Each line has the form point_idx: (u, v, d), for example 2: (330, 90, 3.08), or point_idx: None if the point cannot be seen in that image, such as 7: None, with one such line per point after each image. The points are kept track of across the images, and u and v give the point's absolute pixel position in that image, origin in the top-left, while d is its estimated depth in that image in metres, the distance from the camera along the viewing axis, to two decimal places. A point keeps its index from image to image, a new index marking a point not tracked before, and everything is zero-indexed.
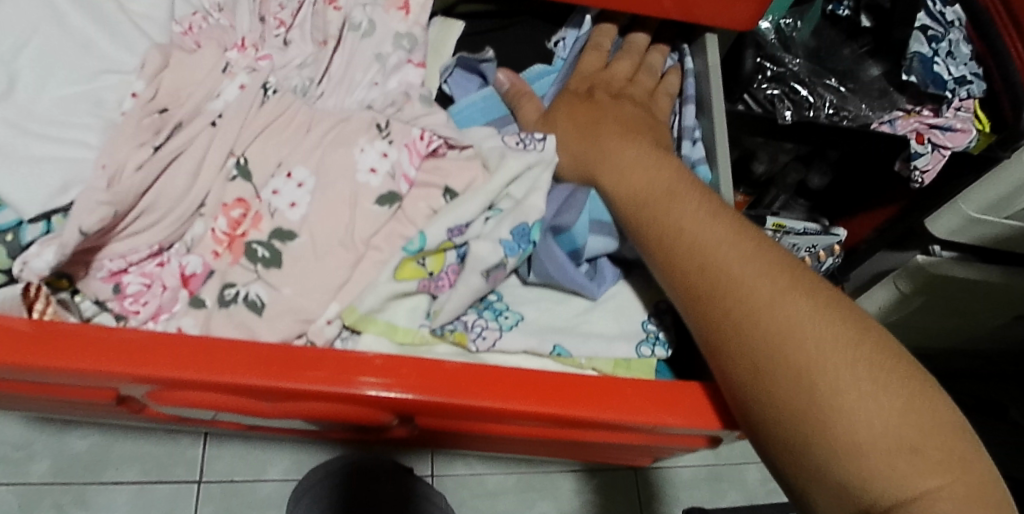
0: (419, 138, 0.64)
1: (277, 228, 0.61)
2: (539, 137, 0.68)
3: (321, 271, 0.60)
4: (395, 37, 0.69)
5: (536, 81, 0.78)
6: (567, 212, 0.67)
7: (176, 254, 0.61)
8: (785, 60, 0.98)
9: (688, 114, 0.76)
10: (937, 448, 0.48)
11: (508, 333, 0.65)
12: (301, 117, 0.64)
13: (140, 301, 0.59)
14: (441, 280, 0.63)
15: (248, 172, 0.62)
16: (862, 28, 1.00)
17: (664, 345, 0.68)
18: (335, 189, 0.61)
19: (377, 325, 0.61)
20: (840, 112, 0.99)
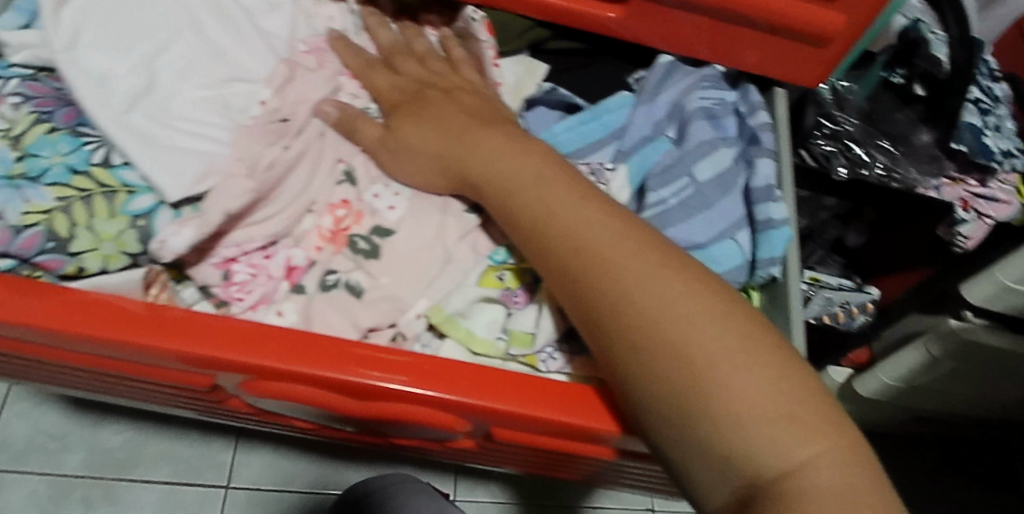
0: None
1: (378, 225, 0.69)
2: (608, 166, 0.75)
3: (413, 263, 0.68)
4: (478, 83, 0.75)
5: (620, 108, 0.78)
6: None
7: (283, 247, 0.68)
8: (840, 119, 1.01)
9: (765, 168, 0.74)
10: (813, 417, 0.52)
11: (581, 356, 0.67)
12: None
13: (244, 290, 0.66)
14: (518, 295, 0.69)
15: (353, 177, 0.70)
16: (915, 96, 1.03)
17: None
18: (429, 196, 0.70)
19: (456, 330, 0.67)
20: (890, 173, 1.00)
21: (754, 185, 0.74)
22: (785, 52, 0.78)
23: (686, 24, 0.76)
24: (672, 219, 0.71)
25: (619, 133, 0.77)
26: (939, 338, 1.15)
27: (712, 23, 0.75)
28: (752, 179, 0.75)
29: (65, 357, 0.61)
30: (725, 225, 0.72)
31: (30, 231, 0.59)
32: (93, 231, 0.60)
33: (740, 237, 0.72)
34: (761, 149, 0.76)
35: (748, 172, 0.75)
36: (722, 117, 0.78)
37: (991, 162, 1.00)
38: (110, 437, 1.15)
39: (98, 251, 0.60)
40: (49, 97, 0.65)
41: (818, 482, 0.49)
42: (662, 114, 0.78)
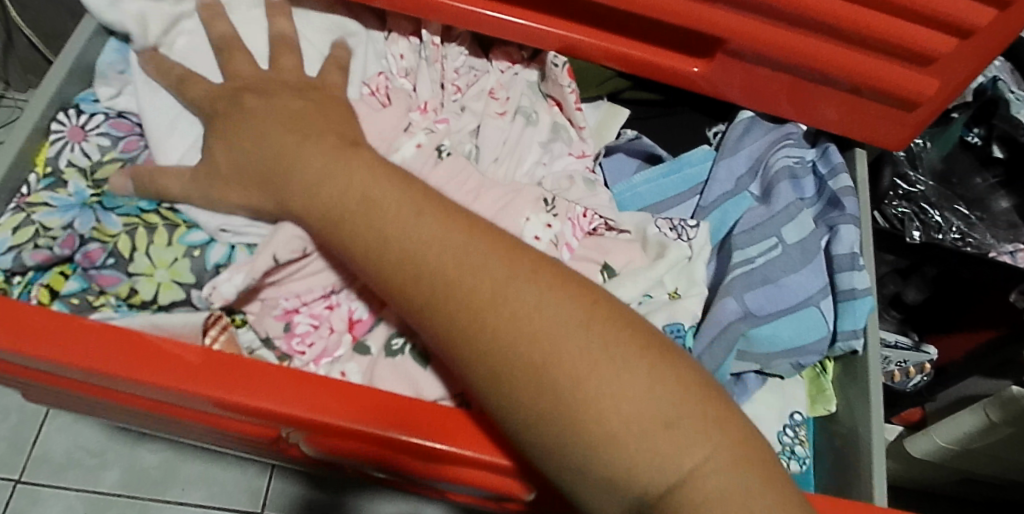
0: (582, 215, 0.67)
1: None
2: (691, 225, 0.70)
3: None
4: (555, 127, 0.73)
5: (697, 165, 0.76)
6: (716, 352, 0.64)
7: (346, 298, 0.64)
8: (915, 179, 0.97)
9: (845, 242, 0.72)
10: (692, 415, 0.49)
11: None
12: (474, 180, 0.66)
13: (306, 341, 0.63)
14: None
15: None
16: (995, 158, 0.98)
17: (798, 460, 0.70)
18: None
19: None
20: (965, 237, 0.98)
21: (839, 260, 0.71)
22: (869, 112, 0.75)
23: (768, 81, 0.73)
24: (753, 284, 0.67)
25: (699, 188, 0.75)
26: (1003, 404, 1.09)
27: (791, 79, 0.73)
28: (834, 244, 0.73)
29: (125, 399, 0.60)
30: (806, 294, 0.68)
31: (95, 247, 0.61)
32: (150, 258, 0.61)
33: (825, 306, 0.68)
34: (845, 214, 0.73)
35: (830, 238, 0.73)
36: (802, 177, 0.78)
37: None
38: (146, 456, 1.14)
39: (153, 278, 0.61)
40: (131, 137, 0.67)
41: (704, 491, 0.48)
42: (745, 170, 0.75)
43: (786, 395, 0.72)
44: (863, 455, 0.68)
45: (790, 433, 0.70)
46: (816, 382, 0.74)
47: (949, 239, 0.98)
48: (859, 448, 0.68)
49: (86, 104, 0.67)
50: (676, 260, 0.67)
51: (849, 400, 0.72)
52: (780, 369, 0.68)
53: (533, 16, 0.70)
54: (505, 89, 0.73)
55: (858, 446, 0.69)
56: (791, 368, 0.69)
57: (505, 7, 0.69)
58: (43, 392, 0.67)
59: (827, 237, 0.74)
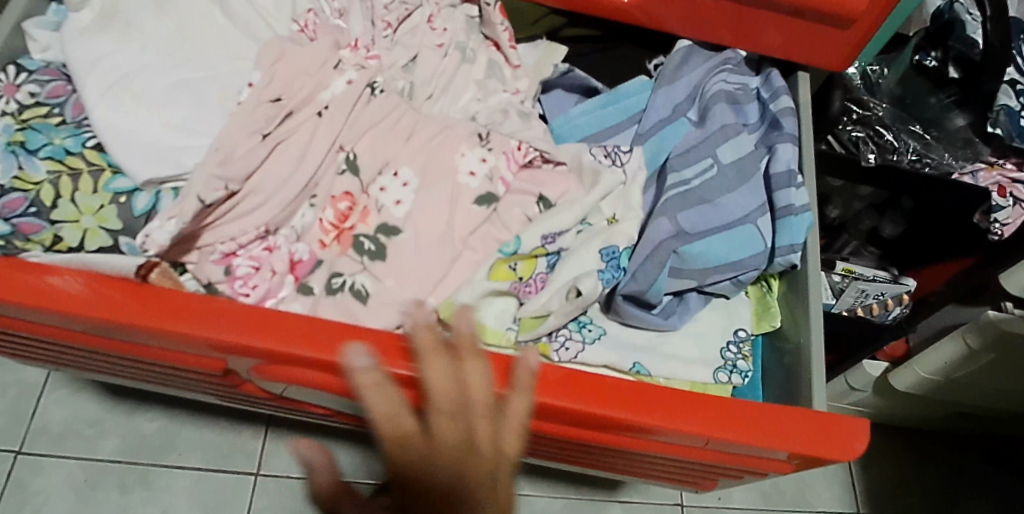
0: (517, 148, 0.69)
1: (383, 223, 0.65)
2: (625, 150, 0.72)
3: (420, 265, 0.64)
4: (491, 65, 0.73)
5: (634, 95, 0.75)
6: (644, 274, 0.67)
7: (284, 240, 0.64)
8: (871, 105, 1.00)
9: (781, 159, 0.72)
10: (426, 441, 0.47)
11: (590, 348, 0.68)
12: (405, 121, 0.68)
13: (249, 284, 0.62)
14: (529, 285, 0.67)
15: (357, 168, 0.66)
16: (949, 79, 0.97)
17: (741, 373, 0.71)
18: (438, 191, 0.66)
19: (467, 322, 0.66)
20: (922, 158, 0.99)
21: (780, 180, 0.71)
22: (814, 35, 0.75)
23: (706, 7, 0.74)
24: (688, 203, 0.69)
25: (638, 116, 0.75)
26: (980, 330, 1.03)
27: (735, 8, 0.74)
28: (773, 164, 0.73)
29: (73, 337, 0.61)
30: (744, 212, 0.70)
31: (16, 194, 0.59)
32: (76, 204, 0.60)
33: (762, 223, 0.70)
34: (783, 133, 0.74)
35: (768, 157, 0.73)
36: (745, 102, 0.78)
37: None
38: (145, 424, 1.08)
39: (79, 223, 0.60)
40: (60, 82, 0.65)
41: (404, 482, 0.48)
42: (683, 97, 0.75)
43: (731, 313, 0.75)
44: (804, 369, 0.70)
45: (733, 348, 0.72)
46: (761, 301, 0.76)
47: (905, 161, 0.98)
48: (801, 361, 0.70)
49: (24, 60, 0.66)
50: (610, 187, 0.69)
51: (794, 316, 0.73)
52: (721, 286, 0.70)
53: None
54: (443, 19, 0.74)
55: (801, 359, 0.70)
56: (732, 286, 0.71)
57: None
58: (12, 340, 0.67)
59: (766, 158, 0.74)
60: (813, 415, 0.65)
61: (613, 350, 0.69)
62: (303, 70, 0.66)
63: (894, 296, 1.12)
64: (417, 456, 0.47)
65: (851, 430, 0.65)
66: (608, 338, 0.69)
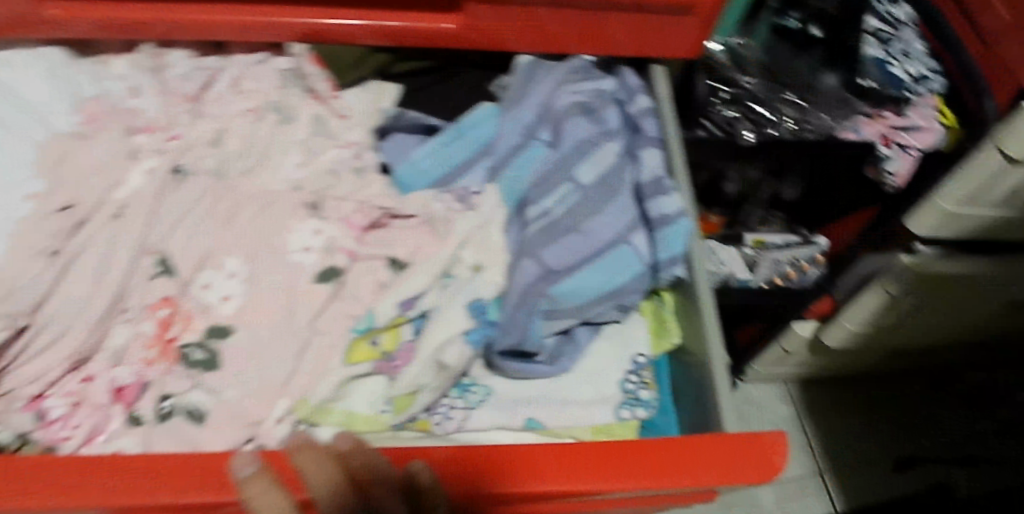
0: (355, 212, 0.65)
1: (212, 325, 0.58)
2: (476, 189, 0.67)
3: (264, 365, 0.57)
4: (315, 121, 0.68)
5: (472, 130, 0.69)
6: (513, 329, 0.62)
7: (100, 368, 0.56)
8: (739, 81, 0.95)
9: (648, 166, 0.67)
10: None
11: (477, 412, 0.63)
12: (224, 202, 0.63)
13: (69, 425, 0.54)
14: (396, 359, 0.61)
15: (173, 268, 0.60)
16: (814, 39, 0.96)
17: (645, 405, 0.66)
18: (273, 276, 0.60)
19: (330, 413, 0.59)
20: (803, 125, 0.93)
21: (652, 188, 0.67)
22: (659, 27, 0.69)
23: (548, 20, 0.67)
24: (554, 236, 0.64)
25: (483, 150, 0.69)
26: (897, 275, 1.01)
27: (579, 14, 0.67)
28: (640, 173, 0.68)
29: None
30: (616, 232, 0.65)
31: None
32: None
33: (636, 241, 0.64)
34: (645, 138, 0.69)
35: (636, 166, 0.68)
36: (601, 109, 0.69)
37: (902, 92, 0.90)
38: None
39: None
40: None
41: None
42: (532, 119, 0.69)
43: (627, 339, 0.69)
44: (710, 387, 0.64)
45: (634, 378, 0.67)
46: (657, 316, 0.70)
47: (784, 131, 0.93)
48: (705, 377, 0.64)
49: None
50: (466, 233, 0.64)
51: (691, 326, 0.68)
52: (605, 314, 0.65)
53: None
54: (253, 78, 0.68)
55: (706, 376, 0.64)
56: (619, 312, 0.66)
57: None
58: None
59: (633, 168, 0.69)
60: (733, 436, 0.59)
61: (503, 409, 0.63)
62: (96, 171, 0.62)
63: (809, 259, 1.12)
64: None
65: (769, 445, 0.59)
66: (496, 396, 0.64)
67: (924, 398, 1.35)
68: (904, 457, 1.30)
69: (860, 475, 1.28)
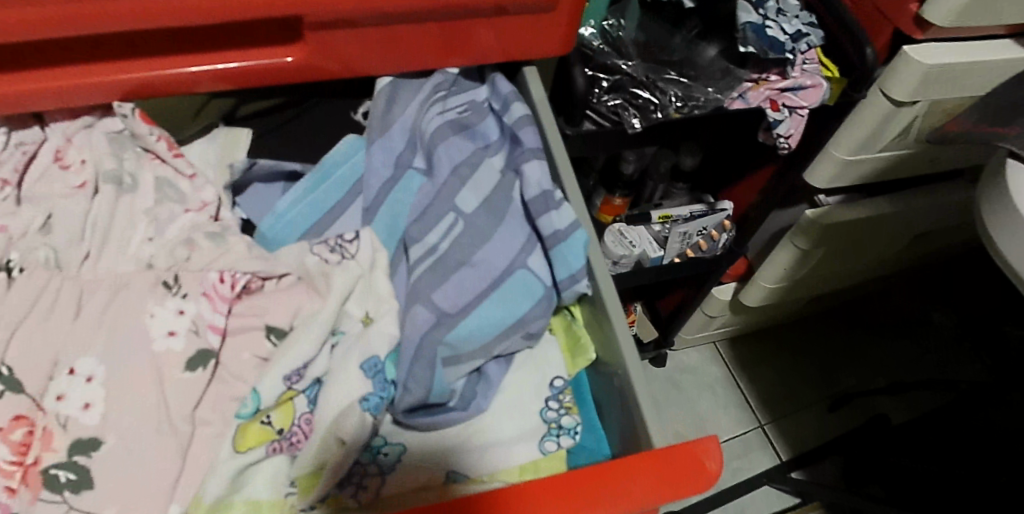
0: (219, 282, 0.61)
1: (75, 439, 0.55)
2: (349, 238, 0.64)
3: (143, 473, 0.56)
4: (158, 184, 0.65)
5: (347, 160, 0.68)
6: (415, 387, 0.58)
7: None
8: (620, 66, 0.90)
9: (532, 183, 0.64)
10: None
11: (392, 476, 0.58)
12: (68, 294, 0.59)
13: None
14: (294, 436, 0.58)
15: (18, 382, 0.56)
16: (687, 10, 0.94)
17: (570, 432, 0.62)
18: (137, 369, 0.58)
19: (227, 509, 0.55)
20: (688, 103, 0.90)
21: (540, 207, 0.63)
22: (522, 29, 0.65)
23: (399, 39, 0.63)
24: (445, 274, 0.61)
25: (356, 187, 0.68)
26: (804, 230, 1.11)
27: (437, 26, 0.63)
28: (526, 188, 0.65)
29: None
30: (510, 257, 0.64)
31: None
32: None
33: (532, 263, 0.64)
34: (525, 150, 0.65)
35: (520, 182, 0.65)
36: (478, 123, 0.68)
37: (786, 54, 0.88)
38: None
39: None
40: None
41: None
42: (403, 146, 0.68)
43: (541, 363, 0.65)
44: (630, 397, 0.60)
45: (553, 404, 0.63)
46: (570, 333, 0.67)
47: (672, 111, 0.89)
48: (624, 389, 0.61)
49: None
50: (344, 288, 0.60)
51: (604, 339, 0.64)
52: (512, 346, 0.63)
53: (82, 28, 0.54)
54: (78, 148, 0.64)
55: (626, 393, 0.61)
56: (526, 340, 0.63)
57: (42, 28, 0.53)
58: None
59: (518, 181, 0.66)
60: (666, 451, 0.55)
61: (419, 463, 0.59)
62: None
63: (716, 226, 1.18)
64: None
65: (701, 450, 0.55)
66: (411, 452, 0.59)
67: (829, 330, 1.50)
68: (836, 397, 1.42)
69: (796, 419, 1.40)
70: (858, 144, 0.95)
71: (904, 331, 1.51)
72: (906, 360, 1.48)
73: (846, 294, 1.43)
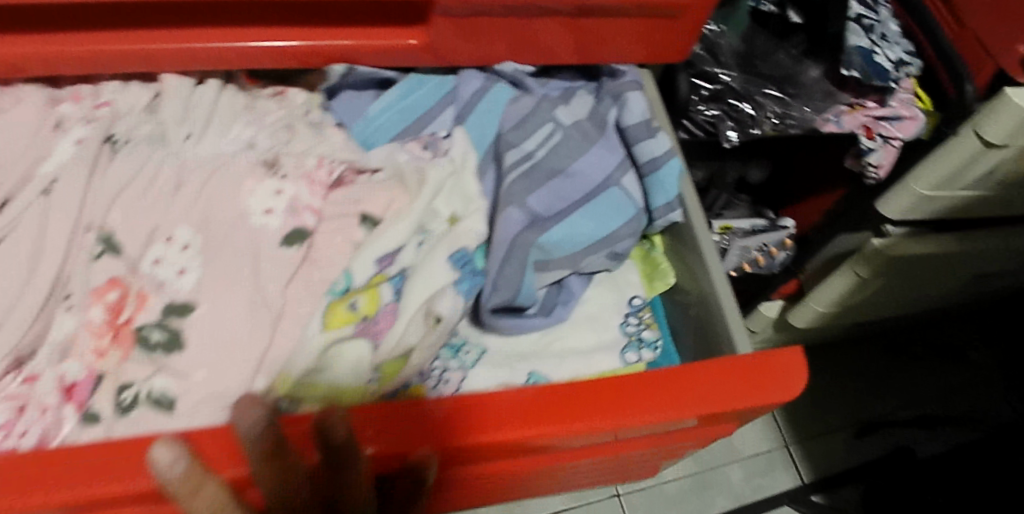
0: (317, 168, 0.71)
1: (169, 303, 0.64)
2: (443, 135, 0.75)
3: (229, 341, 0.62)
4: (253, 93, 0.76)
5: (420, 86, 0.76)
6: (504, 284, 0.68)
7: (49, 367, 0.62)
8: (719, 77, 0.95)
9: (635, 110, 0.74)
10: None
11: (473, 372, 0.70)
12: (170, 173, 0.69)
13: (16, 432, 0.59)
14: (377, 322, 0.65)
15: (117, 246, 0.66)
16: (794, 25, 0.96)
17: (648, 346, 0.75)
18: (235, 239, 0.67)
19: (311, 389, 0.62)
20: (785, 120, 0.94)
21: (646, 131, 0.74)
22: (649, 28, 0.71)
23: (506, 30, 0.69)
24: (541, 180, 0.72)
25: (449, 98, 0.76)
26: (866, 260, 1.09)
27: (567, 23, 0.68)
28: (625, 116, 0.75)
29: None
30: (605, 173, 0.75)
31: None
32: None
33: (625, 182, 0.75)
34: (625, 81, 0.75)
35: (619, 109, 0.75)
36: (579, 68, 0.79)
37: (889, 83, 0.90)
38: None
39: None
40: None
41: None
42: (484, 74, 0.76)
43: (620, 285, 0.78)
44: (715, 312, 0.74)
45: (633, 320, 0.76)
46: (648, 261, 0.80)
47: (767, 128, 0.93)
48: (711, 306, 0.73)
49: None
50: (440, 180, 0.70)
51: (687, 267, 0.78)
52: (597, 263, 0.75)
53: None
54: None
55: (707, 307, 0.74)
56: (608, 259, 0.76)
57: None
58: None
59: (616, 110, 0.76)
60: (747, 361, 0.60)
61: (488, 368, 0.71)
62: (16, 150, 0.69)
63: (777, 243, 1.21)
64: None
65: (781, 362, 0.60)
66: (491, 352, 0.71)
67: (864, 364, 1.44)
68: (865, 424, 1.38)
69: (824, 442, 1.36)
70: (946, 177, 0.89)
71: (940, 365, 1.46)
72: (941, 397, 1.42)
73: (887, 319, 1.38)
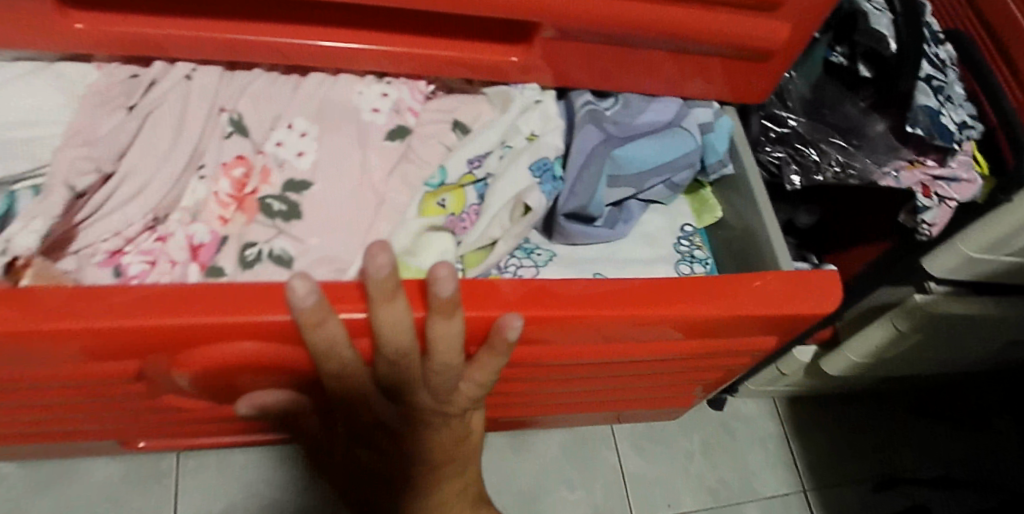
0: (417, 81, 0.82)
1: (288, 180, 0.74)
2: None
3: (339, 211, 0.74)
4: None
5: None
6: (580, 192, 0.81)
7: (180, 226, 0.72)
8: (787, 121, 0.98)
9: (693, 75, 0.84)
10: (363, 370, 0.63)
11: (545, 269, 0.84)
12: (292, 75, 0.79)
13: (148, 278, 0.70)
14: (464, 217, 0.78)
15: (244, 127, 0.77)
16: (862, 79, 0.94)
17: (700, 262, 0.90)
18: (345, 126, 0.78)
19: (407, 266, 0.74)
20: (846, 169, 0.93)
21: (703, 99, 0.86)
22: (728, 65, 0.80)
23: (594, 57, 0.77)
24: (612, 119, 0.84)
25: None
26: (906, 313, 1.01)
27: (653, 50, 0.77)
28: None
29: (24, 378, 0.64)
30: (669, 116, 0.85)
31: None
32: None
33: (686, 124, 0.85)
34: None
35: None
36: None
37: (951, 144, 0.87)
38: (99, 467, 1.01)
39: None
40: None
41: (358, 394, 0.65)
42: None
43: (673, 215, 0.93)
44: (759, 244, 0.86)
45: (686, 242, 0.91)
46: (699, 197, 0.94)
47: (830, 175, 0.94)
48: (756, 238, 0.86)
49: None
50: (523, 106, 0.81)
51: (732, 204, 0.91)
52: (658, 193, 0.87)
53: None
54: None
55: (751, 241, 0.87)
56: (666, 188, 0.87)
57: None
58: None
59: None
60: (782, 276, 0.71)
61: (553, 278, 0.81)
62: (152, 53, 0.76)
63: None
64: (343, 374, 0.63)
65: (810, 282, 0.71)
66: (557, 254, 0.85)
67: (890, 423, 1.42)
68: (884, 478, 1.37)
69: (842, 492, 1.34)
70: (997, 240, 0.83)
71: (965, 428, 1.45)
72: (963, 460, 1.41)
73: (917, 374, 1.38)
